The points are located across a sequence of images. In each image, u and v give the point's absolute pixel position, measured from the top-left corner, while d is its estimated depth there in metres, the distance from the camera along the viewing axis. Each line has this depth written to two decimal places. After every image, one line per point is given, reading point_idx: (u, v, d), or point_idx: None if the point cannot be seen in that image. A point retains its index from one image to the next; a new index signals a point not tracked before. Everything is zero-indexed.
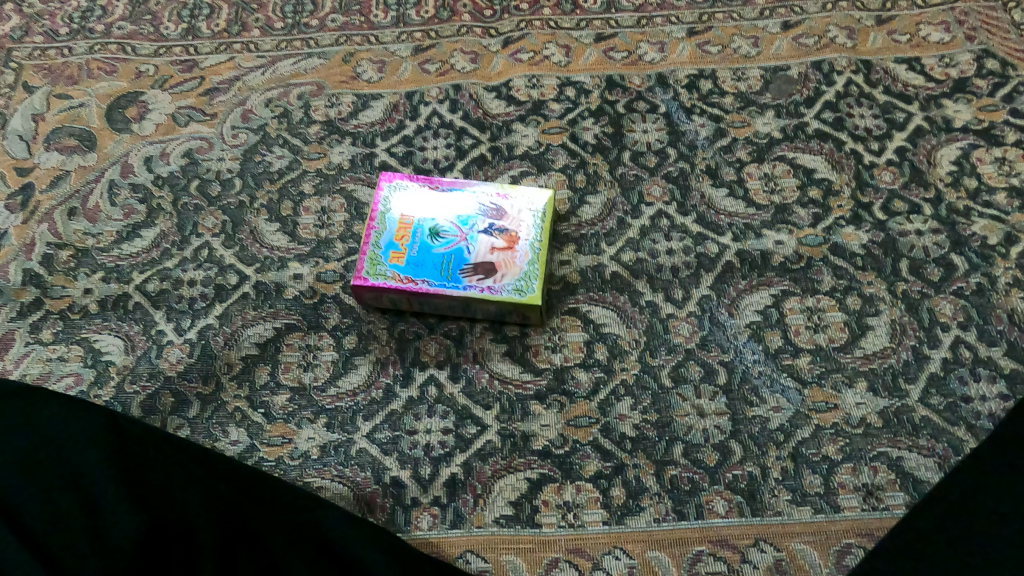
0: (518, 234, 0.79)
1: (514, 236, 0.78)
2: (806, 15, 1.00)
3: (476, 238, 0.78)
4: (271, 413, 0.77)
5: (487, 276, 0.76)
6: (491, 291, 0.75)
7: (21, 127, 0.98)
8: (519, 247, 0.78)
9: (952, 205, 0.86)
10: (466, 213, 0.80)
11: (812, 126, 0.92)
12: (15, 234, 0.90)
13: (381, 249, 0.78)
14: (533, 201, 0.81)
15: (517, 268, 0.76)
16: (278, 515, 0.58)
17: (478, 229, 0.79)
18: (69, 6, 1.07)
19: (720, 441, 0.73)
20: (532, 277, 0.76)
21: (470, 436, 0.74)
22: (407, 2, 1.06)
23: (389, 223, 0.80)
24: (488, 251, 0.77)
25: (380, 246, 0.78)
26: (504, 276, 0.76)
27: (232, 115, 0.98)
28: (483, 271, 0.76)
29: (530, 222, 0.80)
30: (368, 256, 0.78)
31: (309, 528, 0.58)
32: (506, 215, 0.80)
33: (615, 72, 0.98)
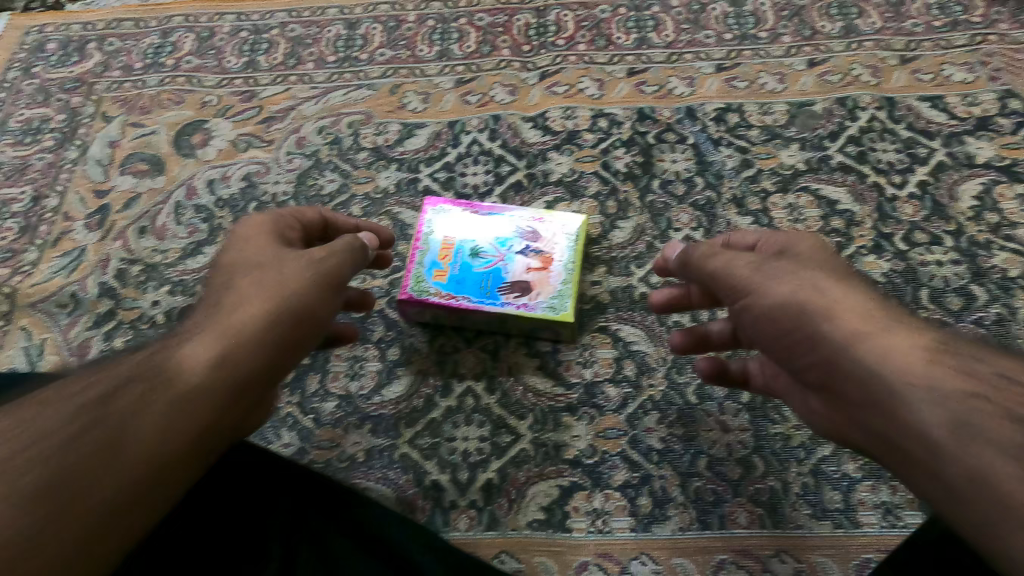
0: (553, 255, 0.84)
1: (549, 256, 0.84)
2: (831, 54, 1.05)
3: (514, 259, 0.84)
4: (320, 419, 0.83)
5: (523, 294, 0.81)
6: (527, 308, 0.80)
7: (98, 153, 1.07)
8: (553, 267, 0.83)
9: (973, 238, 0.89)
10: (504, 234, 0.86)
11: (835, 159, 0.97)
12: (92, 250, 0.98)
13: (425, 267, 0.84)
14: (567, 225, 0.87)
15: (551, 287, 0.82)
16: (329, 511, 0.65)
17: (515, 250, 0.84)
18: (144, 43, 1.17)
19: (743, 456, 0.77)
20: (565, 295, 0.81)
21: (504, 444, 0.79)
22: (451, 38, 1.13)
23: (433, 244, 0.85)
24: (524, 270, 0.83)
25: (424, 264, 0.84)
26: (539, 294, 0.81)
27: (288, 142, 1.06)
28: (519, 289, 0.82)
29: (564, 244, 0.85)
30: (413, 274, 0.84)
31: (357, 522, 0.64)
32: (542, 238, 0.86)
33: (646, 105, 1.03)
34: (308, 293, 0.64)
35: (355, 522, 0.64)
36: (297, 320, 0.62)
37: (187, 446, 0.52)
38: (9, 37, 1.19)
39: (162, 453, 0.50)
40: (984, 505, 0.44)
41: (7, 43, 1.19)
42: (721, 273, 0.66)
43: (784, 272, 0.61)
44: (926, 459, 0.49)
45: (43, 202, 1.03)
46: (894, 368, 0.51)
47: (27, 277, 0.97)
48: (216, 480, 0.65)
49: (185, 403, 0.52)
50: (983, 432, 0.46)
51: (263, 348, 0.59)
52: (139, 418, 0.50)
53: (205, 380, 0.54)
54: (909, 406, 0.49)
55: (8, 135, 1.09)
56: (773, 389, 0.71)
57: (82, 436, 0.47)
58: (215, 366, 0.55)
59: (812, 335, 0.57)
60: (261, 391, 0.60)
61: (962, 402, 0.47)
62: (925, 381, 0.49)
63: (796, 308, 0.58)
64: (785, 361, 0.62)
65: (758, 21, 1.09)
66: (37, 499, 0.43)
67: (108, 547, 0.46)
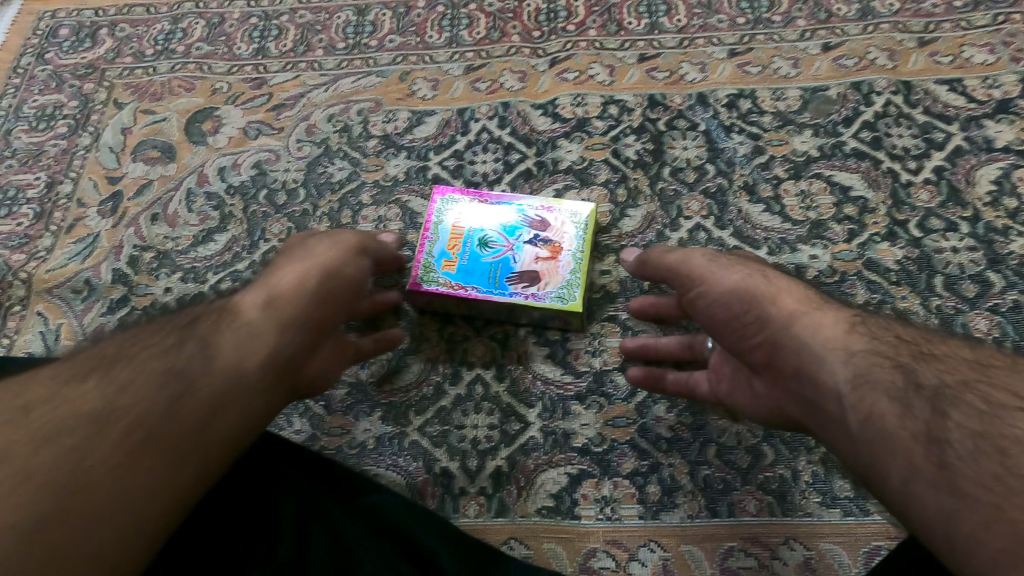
0: (562, 244, 0.84)
1: (558, 246, 0.84)
2: (847, 37, 1.04)
3: (522, 248, 0.83)
4: (331, 406, 0.83)
5: (532, 284, 0.81)
6: (535, 298, 0.80)
7: (111, 140, 1.08)
8: (562, 257, 0.83)
9: (990, 224, 0.88)
10: (513, 223, 0.86)
11: (850, 145, 0.95)
12: (106, 237, 0.99)
13: (434, 257, 0.84)
14: (577, 214, 0.86)
15: (559, 277, 0.81)
16: (339, 500, 0.66)
17: (524, 239, 0.84)
18: (155, 29, 1.17)
19: (753, 444, 0.77)
20: (574, 285, 0.81)
21: (514, 431, 0.79)
22: (461, 24, 1.12)
23: (442, 234, 0.85)
24: (533, 260, 0.82)
25: (433, 254, 0.84)
26: (548, 284, 0.81)
27: (298, 130, 1.06)
28: (527, 279, 0.81)
29: (573, 233, 0.85)
30: (422, 264, 0.84)
31: (369, 510, 0.66)
32: (551, 227, 0.85)
33: (657, 91, 1.02)
34: (337, 257, 0.75)
35: (368, 508, 0.66)
36: (329, 273, 0.72)
37: (265, 356, 0.61)
38: (22, 23, 1.20)
39: (245, 361, 0.60)
40: (876, 443, 0.50)
41: (19, 29, 1.19)
42: (677, 266, 0.74)
43: (730, 264, 0.69)
44: (836, 410, 0.55)
45: (57, 188, 1.04)
46: (820, 337, 0.58)
47: (42, 263, 0.98)
48: (231, 480, 0.64)
49: (252, 332, 0.62)
50: (879, 383, 0.52)
51: (303, 294, 0.69)
52: (218, 336, 0.61)
53: (261, 314, 0.64)
54: (826, 366, 0.56)
55: (22, 122, 1.10)
56: (719, 396, 0.75)
57: (181, 348, 0.58)
58: (269, 305, 0.66)
59: (752, 313, 0.64)
60: (315, 329, 0.68)
61: (865, 359, 0.54)
62: (842, 345, 0.56)
63: (743, 293, 0.65)
64: (727, 343, 0.69)
65: (772, 3, 1.07)
66: (163, 381, 0.55)
67: (225, 424, 0.56)
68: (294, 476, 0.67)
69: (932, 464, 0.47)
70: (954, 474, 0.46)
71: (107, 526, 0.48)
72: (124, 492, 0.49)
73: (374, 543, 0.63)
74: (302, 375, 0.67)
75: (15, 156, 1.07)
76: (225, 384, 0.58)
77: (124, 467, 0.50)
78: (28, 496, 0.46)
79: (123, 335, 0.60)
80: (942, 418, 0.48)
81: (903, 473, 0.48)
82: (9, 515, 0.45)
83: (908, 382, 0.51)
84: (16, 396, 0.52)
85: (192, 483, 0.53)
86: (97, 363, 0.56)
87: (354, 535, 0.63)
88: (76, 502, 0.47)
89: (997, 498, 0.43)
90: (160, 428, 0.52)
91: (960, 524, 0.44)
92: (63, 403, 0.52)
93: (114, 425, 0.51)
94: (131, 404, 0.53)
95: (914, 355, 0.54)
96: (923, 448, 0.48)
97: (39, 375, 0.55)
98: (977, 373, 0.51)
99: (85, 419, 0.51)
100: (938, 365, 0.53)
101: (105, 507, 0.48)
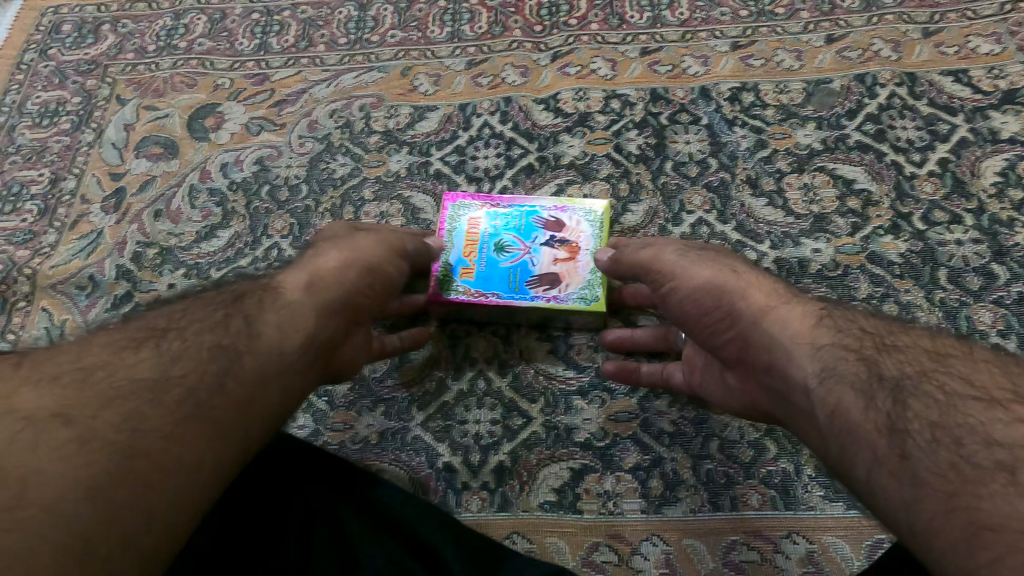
0: (579, 244, 0.84)
1: (575, 246, 0.84)
2: (851, 29, 1.03)
3: (540, 251, 0.83)
4: (334, 401, 0.83)
5: (554, 286, 0.81)
6: (557, 300, 0.80)
7: (114, 137, 1.08)
8: (580, 257, 0.83)
9: (995, 216, 0.88)
10: (527, 225, 0.86)
11: (853, 137, 0.95)
12: (109, 233, 1.00)
13: (451, 265, 0.83)
14: (589, 213, 0.86)
15: (579, 277, 0.82)
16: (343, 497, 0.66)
17: (540, 242, 0.84)
18: (157, 25, 1.17)
19: (755, 438, 0.77)
20: (595, 285, 0.81)
21: (516, 426, 0.80)
22: (462, 18, 1.12)
23: (457, 241, 0.85)
24: (551, 262, 0.83)
25: (449, 262, 0.83)
26: (570, 286, 0.81)
27: (300, 125, 1.06)
28: (548, 282, 0.82)
29: (589, 232, 0.85)
30: (438, 272, 0.83)
31: (371, 504, 0.66)
32: (565, 228, 0.85)
33: (659, 85, 1.02)
34: (380, 253, 0.74)
35: (370, 501, 0.66)
36: (368, 269, 0.72)
37: (303, 338, 0.63)
38: (25, 19, 1.20)
39: (285, 343, 0.61)
40: (843, 435, 0.51)
41: (22, 26, 1.19)
42: (649, 263, 0.72)
43: (704, 259, 0.69)
44: (805, 403, 0.55)
45: (60, 184, 1.04)
46: (789, 331, 0.58)
47: (46, 259, 0.98)
48: (243, 481, 0.66)
49: (293, 311, 0.64)
50: (844, 375, 0.53)
51: (343, 283, 0.69)
52: (263, 315, 0.62)
53: (303, 296, 0.66)
54: (795, 360, 0.56)
55: (25, 118, 1.10)
56: (693, 386, 0.74)
57: (227, 324, 0.61)
58: (310, 290, 0.67)
59: (724, 308, 0.63)
60: (348, 317, 0.69)
61: (832, 353, 0.55)
62: (810, 339, 0.57)
63: (716, 289, 0.65)
64: (699, 339, 0.68)
65: None
66: (214, 355, 0.57)
67: (264, 402, 0.58)
68: (303, 475, 0.67)
69: (893, 454, 0.47)
70: (915, 463, 0.46)
71: (166, 487, 0.49)
72: (179, 456, 0.50)
73: (376, 541, 0.63)
74: (332, 361, 0.68)
75: (19, 152, 1.07)
76: (268, 365, 0.59)
77: (178, 433, 0.51)
78: (93, 452, 0.47)
79: (172, 308, 0.63)
80: (902, 408, 0.49)
81: (868, 464, 0.48)
82: (72, 469, 0.46)
83: (872, 374, 0.52)
84: (78, 360, 0.54)
85: (234, 457, 0.55)
86: (151, 335, 0.58)
87: (358, 532, 0.64)
88: (135, 461, 0.48)
89: (954, 485, 0.43)
90: (208, 400, 0.54)
91: (923, 513, 0.44)
92: (121, 369, 0.54)
93: (168, 394, 0.53)
94: (184, 375, 0.55)
95: (878, 348, 0.54)
96: (886, 439, 0.48)
97: (97, 340, 0.57)
98: (936, 364, 0.52)
99: (142, 386, 0.53)
100: (899, 357, 0.53)
101: (160, 468, 0.49)
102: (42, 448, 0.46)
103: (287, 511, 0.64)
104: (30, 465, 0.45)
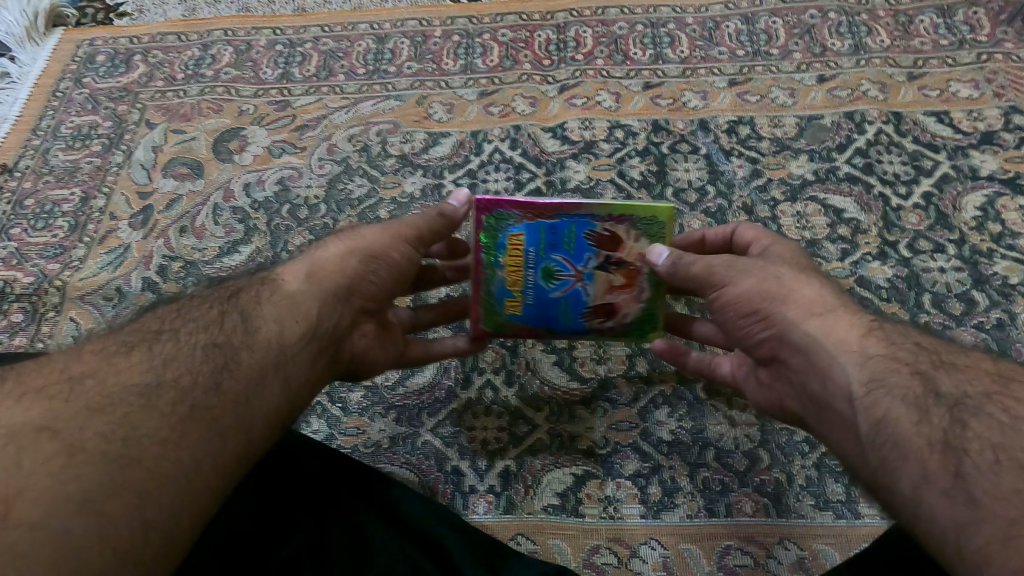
0: (637, 267, 0.75)
1: (633, 270, 0.76)
2: (841, 70, 1.10)
3: (593, 278, 0.76)
4: (347, 407, 0.87)
5: (609, 317, 0.78)
6: (610, 331, 0.79)
7: (143, 157, 1.14)
8: (638, 283, 0.76)
9: (976, 247, 0.93)
10: (577, 245, 0.75)
11: (843, 170, 1.01)
12: (136, 247, 1.05)
13: (495, 297, 0.78)
14: (650, 221, 0.74)
15: (636, 307, 0.77)
16: (366, 503, 0.70)
17: (593, 266, 0.75)
18: (185, 55, 1.24)
19: (749, 449, 0.81)
20: (652, 317, 0.78)
21: (522, 433, 0.83)
22: (475, 52, 1.19)
23: (498, 268, 0.76)
24: (607, 292, 0.76)
25: (494, 294, 0.77)
26: (625, 317, 0.78)
27: (320, 149, 1.12)
28: (601, 314, 0.77)
29: (648, 250, 0.75)
30: (483, 305, 0.78)
31: (392, 508, 0.70)
32: (622, 245, 0.75)
33: (661, 117, 1.08)
34: (383, 239, 0.74)
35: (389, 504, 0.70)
36: (370, 257, 0.73)
37: (304, 328, 0.66)
38: (62, 50, 1.27)
39: (285, 334, 0.65)
40: (888, 447, 0.54)
41: (60, 56, 1.27)
42: (701, 275, 0.69)
43: (748, 267, 0.68)
44: (848, 411, 0.59)
45: (91, 203, 1.10)
46: (834, 337, 0.61)
47: (76, 272, 1.03)
48: (265, 486, 0.69)
49: (292, 301, 0.68)
50: (893, 388, 0.56)
51: (345, 272, 0.72)
52: (259, 309, 0.67)
53: (303, 286, 0.69)
54: (840, 367, 0.60)
55: (59, 140, 1.16)
56: (738, 380, 0.76)
57: (222, 321, 0.65)
58: (310, 280, 0.70)
59: (761, 312, 0.66)
60: (356, 307, 0.73)
61: (882, 365, 0.58)
62: (859, 348, 0.60)
63: (761, 296, 0.66)
64: (733, 340, 0.71)
65: (770, 38, 1.14)
66: (207, 354, 0.61)
67: (264, 394, 0.61)
68: (330, 479, 0.71)
69: (947, 473, 0.50)
70: (970, 484, 0.49)
71: (161, 493, 0.51)
72: (176, 461, 0.53)
73: (394, 539, 0.67)
74: (340, 353, 0.72)
75: (52, 172, 1.13)
76: (265, 357, 0.63)
77: (172, 438, 0.54)
78: (80, 465, 0.50)
79: (167, 310, 0.66)
80: (960, 428, 0.52)
81: (916, 479, 0.52)
82: (59, 485, 0.48)
83: (928, 390, 0.55)
84: (65, 371, 0.57)
85: (236, 452, 0.58)
86: (142, 339, 0.62)
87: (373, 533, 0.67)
88: (128, 469, 0.51)
89: (1015, 512, 0.46)
90: (203, 400, 0.57)
91: (976, 536, 0.47)
92: (111, 377, 0.57)
93: (160, 398, 0.56)
94: (177, 378, 0.58)
95: (935, 364, 0.57)
96: (940, 456, 0.51)
97: (89, 348, 0.60)
98: (999, 386, 0.54)
99: (132, 392, 0.56)
100: (959, 376, 0.56)
101: (156, 475, 0.52)
102: (31, 462, 0.49)
103: (299, 522, 0.67)
104: (18, 483, 0.47)
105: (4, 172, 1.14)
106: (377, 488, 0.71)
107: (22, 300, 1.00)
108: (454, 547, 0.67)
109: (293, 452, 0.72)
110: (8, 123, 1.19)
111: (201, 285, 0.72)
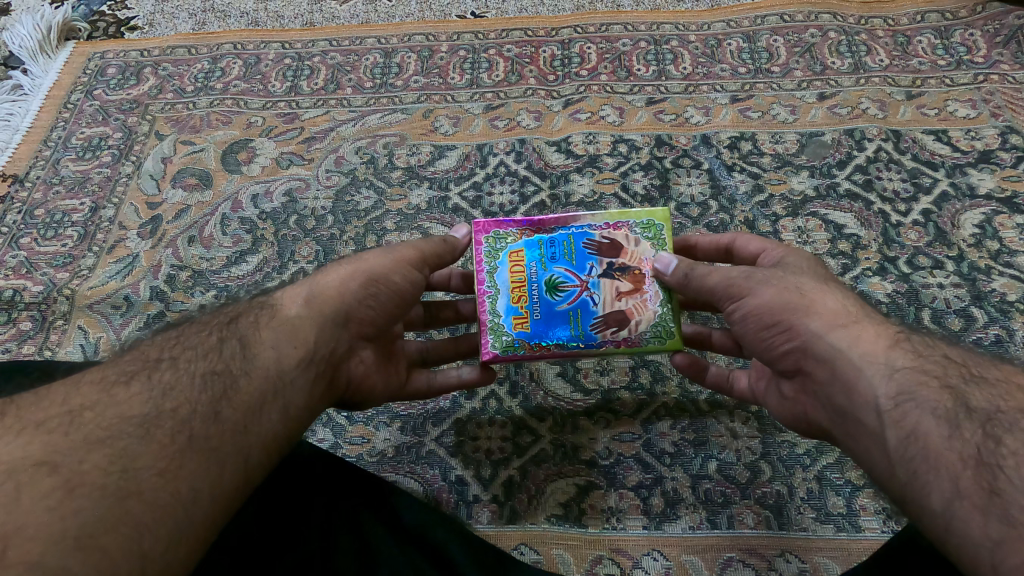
0: (642, 272, 0.77)
1: (639, 274, 0.77)
2: (841, 88, 1.12)
3: (599, 285, 0.76)
4: (353, 416, 0.88)
5: (622, 326, 0.76)
6: (629, 343, 0.75)
7: (152, 169, 1.16)
8: (646, 287, 0.76)
9: (974, 263, 0.94)
10: (578, 254, 0.77)
11: (843, 186, 1.02)
12: (144, 257, 1.06)
13: (501, 316, 0.76)
14: (645, 230, 0.79)
15: (649, 313, 0.76)
16: (381, 517, 0.70)
17: (597, 274, 0.77)
18: (195, 67, 1.26)
19: (751, 461, 0.81)
20: (668, 322, 0.76)
21: (525, 443, 0.84)
22: (481, 67, 1.21)
23: (502, 286, 0.77)
24: (615, 298, 0.76)
25: (499, 313, 0.76)
26: (639, 324, 0.75)
27: (327, 161, 1.13)
28: (614, 323, 0.75)
29: (651, 254, 0.77)
30: (490, 327, 0.76)
31: (399, 523, 0.70)
32: (622, 252, 0.78)
33: (664, 132, 1.10)
34: (385, 264, 0.75)
35: (404, 518, 0.71)
36: (372, 281, 0.74)
37: (302, 354, 0.66)
38: (74, 62, 1.29)
39: (283, 361, 0.64)
40: (918, 461, 0.54)
41: (71, 68, 1.29)
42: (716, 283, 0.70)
43: (766, 276, 0.69)
44: (875, 423, 0.58)
45: (101, 213, 1.11)
46: (859, 349, 0.61)
47: (84, 281, 1.04)
48: (273, 492, 0.70)
49: (291, 326, 0.67)
50: (923, 402, 0.56)
51: (344, 298, 0.71)
52: (258, 335, 0.66)
53: (303, 310, 0.69)
54: (866, 379, 0.60)
55: (70, 151, 1.18)
56: (756, 393, 0.78)
57: (221, 348, 0.64)
58: (309, 305, 0.70)
59: (784, 324, 0.66)
60: (352, 333, 0.72)
61: (910, 377, 0.58)
62: (886, 360, 0.60)
63: (781, 308, 0.66)
64: (755, 352, 0.71)
65: (771, 55, 1.16)
66: (207, 382, 0.60)
67: (263, 423, 0.60)
68: (340, 491, 0.72)
69: (980, 490, 0.50)
70: (1004, 502, 0.48)
71: (160, 526, 0.49)
72: (173, 492, 0.51)
73: (407, 552, 0.67)
74: (338, 377, 0.71)
75: (62, 182, 1.15)
76: (263, 384, 0.62)
77: (171, 469, 0.52)
78: (80, 498, 0.48)
79: (165, 337, 0.66)
80: (994, 443, 0.51)
81: (947, 495, 0.51)
82: (58, 518, 0.46)
83: (958, 404, 0.55)
84: (65, 402, 0.55)
85: (232, 486, 0.56)
86: (142, 367, 0.60)
87: (385, 546, 0.68)
88: (127, 502, 0.49)
89: None
90: (202, 430, 0.56)
91: (1013, 555, 0.46)
92: (111, 408, 0.55)
93: (159, 428, 0.54)
94: (176, 407, 0.56)
95: (965, 378, 0.58)
96: (972, 472, 0.50)
97: (88, 377, 0.59)
98: None
99: (131, 423, 0.54)
100: (991, 391, 0.56)
101: (155, 507, 0.50)
102: (29, 498, 0.46)
103: (310, 516, 0.68)
104: (15, 519, 0.45)
105: (15, 182, 1.15)
106: (390, 501, 0.72)
107: (31, 308, 1.01)
108: (466, 563, 0.67)
109: (303, 461, 0.73)
110: (20, 134, 1.21)
111: (200, 310, 0.72)
